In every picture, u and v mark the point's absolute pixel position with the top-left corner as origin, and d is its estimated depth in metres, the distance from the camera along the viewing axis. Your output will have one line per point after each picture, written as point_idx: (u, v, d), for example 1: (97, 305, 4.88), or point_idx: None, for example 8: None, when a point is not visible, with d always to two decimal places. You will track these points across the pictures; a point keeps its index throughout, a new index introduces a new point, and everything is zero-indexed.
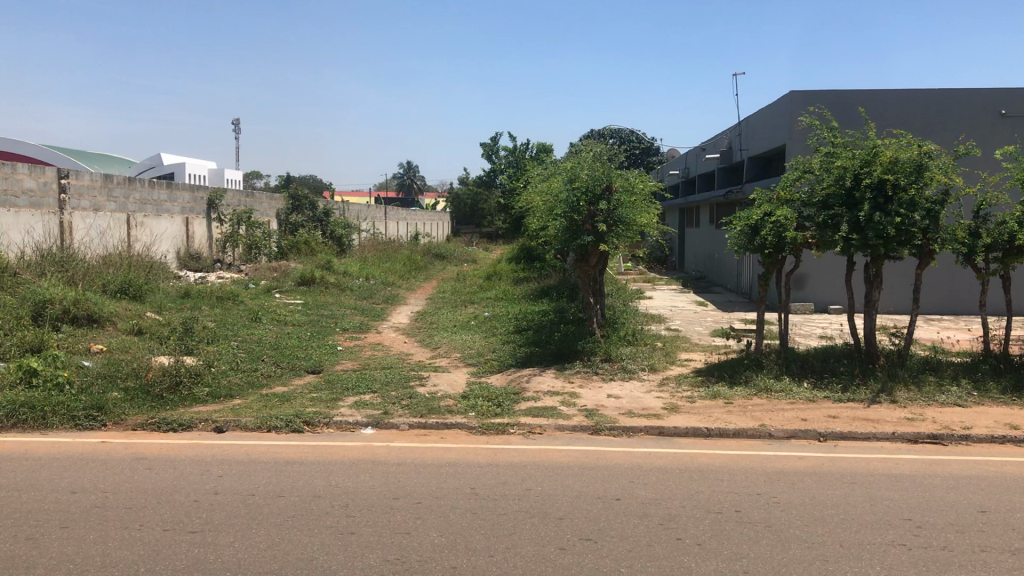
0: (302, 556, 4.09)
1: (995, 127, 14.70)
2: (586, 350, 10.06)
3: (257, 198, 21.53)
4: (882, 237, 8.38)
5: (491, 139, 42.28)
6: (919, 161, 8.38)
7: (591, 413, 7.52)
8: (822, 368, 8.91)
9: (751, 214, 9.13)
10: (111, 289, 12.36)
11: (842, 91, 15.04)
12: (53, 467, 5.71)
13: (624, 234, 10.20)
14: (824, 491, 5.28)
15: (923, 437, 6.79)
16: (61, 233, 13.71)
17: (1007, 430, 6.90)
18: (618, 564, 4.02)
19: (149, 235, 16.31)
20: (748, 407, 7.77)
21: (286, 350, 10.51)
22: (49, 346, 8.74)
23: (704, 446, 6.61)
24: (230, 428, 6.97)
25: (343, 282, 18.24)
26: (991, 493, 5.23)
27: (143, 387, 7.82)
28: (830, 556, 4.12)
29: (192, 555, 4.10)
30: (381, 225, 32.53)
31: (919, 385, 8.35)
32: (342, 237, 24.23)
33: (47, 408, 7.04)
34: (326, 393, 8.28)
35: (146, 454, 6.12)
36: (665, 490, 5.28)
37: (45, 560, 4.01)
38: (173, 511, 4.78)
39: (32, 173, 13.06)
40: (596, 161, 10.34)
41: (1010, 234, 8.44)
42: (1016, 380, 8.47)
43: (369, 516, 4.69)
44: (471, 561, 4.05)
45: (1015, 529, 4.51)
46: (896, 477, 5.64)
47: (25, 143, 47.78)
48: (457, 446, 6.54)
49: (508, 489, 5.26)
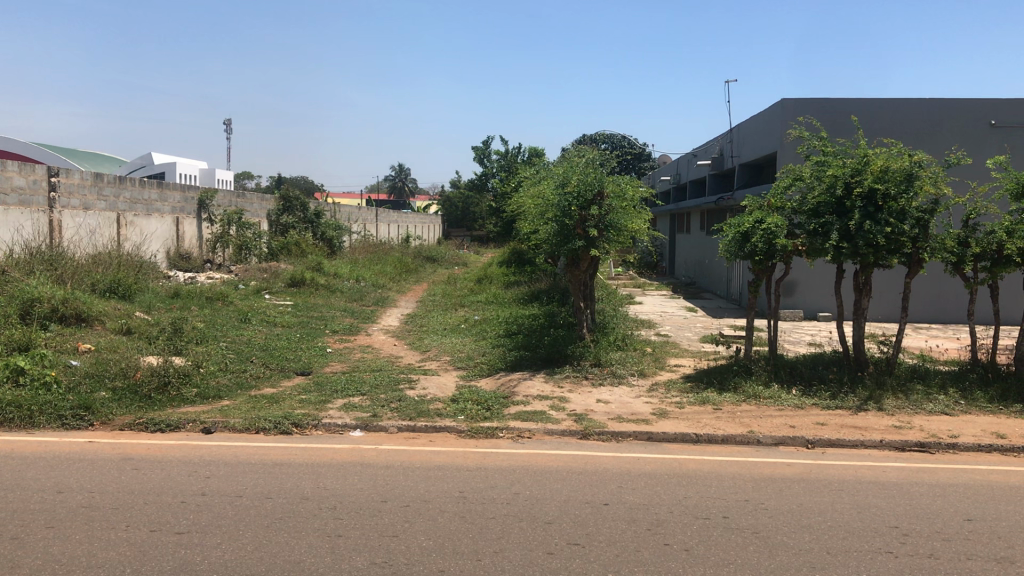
0: (288, 559, 4.07)
1: (984, 138, 14.90)
2: (576, 355, 10.10)
3: (249, 198, 21.45)
4: (871, 245, 8.45)
5: (483, 143, 40.82)
6: (909, 170, 8.46)
7: (581, 418, 7.54)
8: (810, 375, 8.96)
9: (743, 222, 9.15)
10: (99, 289, 12.31)
11: (833, 100, 15.16)
12: (39, 467, 5.65)
13: (615, 240, 10.23)
14: (811, 497, 5.33)
15: (911, 445, 6.86)
16: (50, 232, 13.59)
17: (993, 439, 6.96)
18: (606, 568, 4.04)
19: (138, 234, 16.22)
20: (737, 413, 7.82)
21: (275, 351, 10.48)
22: (37, 345, 8.66)
23: (692, 452, 6.65)
24: (218, 429, 6.95)
25: (333, 284, 18.25)
26: (975, 501, 5.30)
27: (132, 387, 7.78)
28: (816, 563, 4.15)
29: (178, 556, 4.09)
30: (372, 228, 32.62)
31: (907, 394, 8.43)
32: (333, 239, 24.51)
33: (34, 407, 7.00)
34: (315, 395, 8.28)
35: (133, 454, 6.09)
36: (652, 496, 5.29)
37: (29, 560, 3.98)
38: (161, 511, 4.76)
39: (21, 171, 12.94)
40: (588, 166, 10.39)
41: (999, 244, 8.41)
42: (1004, 388, 8.54)
43: (356, 519, 4.69)
44: (459, 564, 4.06)
45: (1001, 538, 4.56)
46: (883, 484, 5.70)
47: (12, 143, 47.67)
48: (446, 449, 6.56)
49: (497, 493, 5.27)
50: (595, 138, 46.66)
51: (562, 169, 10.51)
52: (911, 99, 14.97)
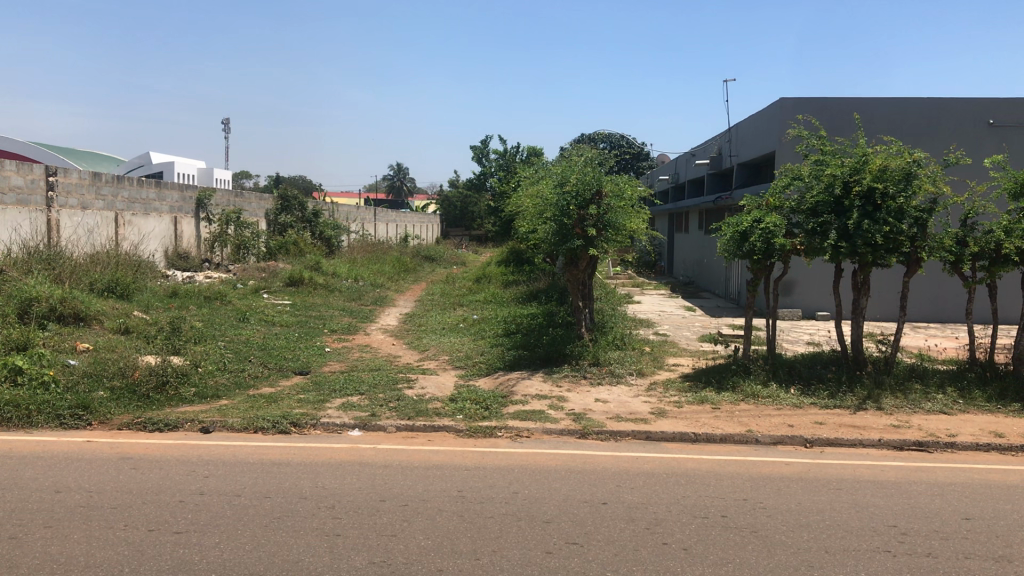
0: (286, 558, 4.07)
1: (982, 137, 14.91)
2: (574, 354, 10.11)
3: (247, 198, 21.43)
4: (870, 244, 8.45)
5: (481, 142, 40.89)
6: (907, 169, 8.48)
7: (579, 417, 7.54)
8: (808, 375, 8.96)
9: (741, 221, 9.16)
10: (97, 288, 12.29)
11: (831, 100, 15.19)
12: (37, 467, 5.64)
13: (613, 239, 10.22)
14: (810, 496, 5.34)
15: (909, 444, 6.86)
16: (48, 231, 13.56)
17: (991, 438, 6.97)
18: (604, 568, 4.04)
19: (136, 234, 16.20)
20: (735, 412, 7.83)
21: (274, 351, 10.45)
22: (34, 344, 8.64)
23: (691, 451, 6.65)
24: (216, 429, 6.94)
25: (331, 283, 18.25)
26: (974, 500, 5.30)
27: (130, 387, 7.77)
28: (815, 562, 4.15)
29: (177, 555, 4.08)
30: (370, 227, 32.65)
31: (906, 393, 8.44)
32: (331, 238, 24.51)
33: (32, 407, 6.98)
34: (313, 395, 8.25)
35: (131, 454, 6.07)
36: (651, 495, 5.29)
37: (27, 560, 3.97)
38: (159, 511, 4.75)
39: (20, 170, 12.91)
40: (586, 165, 10.39)
41: (997, 243, 8.43)
42: (1002, 387, 8.56)
43: (355, 518, 4.68)
44: (457, 564, 4.05)
45: (999, 536, 4.57)
46: (881, 483, 5.71)
47: (10, 142, 47.63)
48: (444, 448, 6.55)
49: (495, 492, 5.27)
50: (593, 137, 46.75)
51: (560, 168, 10.51)
52: (909, 98, 15.00)
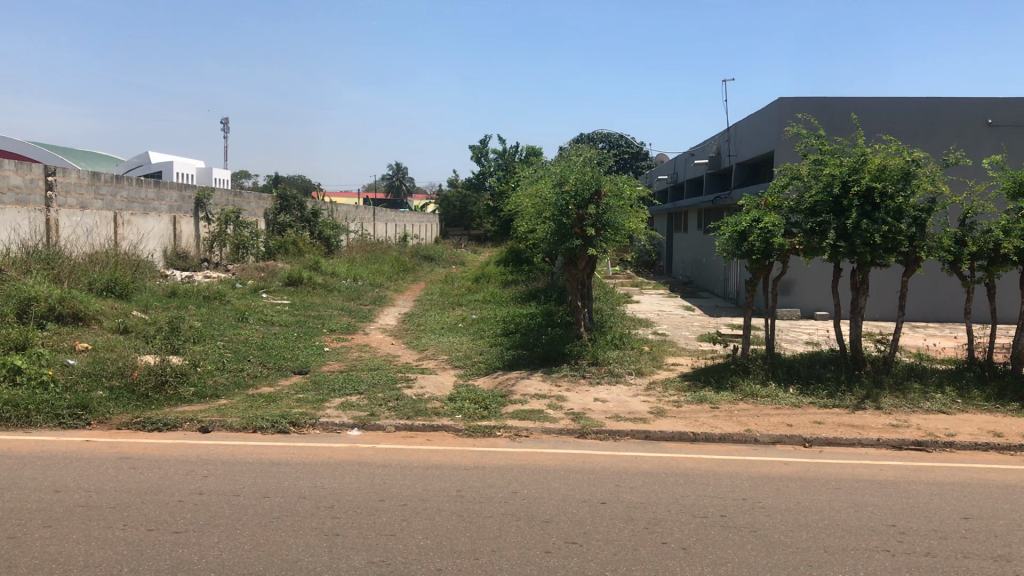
0: (285, 558, 4.07)
1: (981, 137, 14.94)
2: (573, 353, 10.11)
3: (246, 197, 21.43)
4: (869, 244, 8.46)
5: (479, 142, 40.92)
6: (905, 169, 8.49)
7: (578, 417, 7.54)
8: (807, 374, 8.96)
9: (740, 221, 9.15)
10: (96, 287, 12.27)
11: (830, 99, 15.21)
12: (35, 467, 5.63)
13: (612, 239, 10.22)
14: (809, 495, 5.34)
15: (908, 444, 6.87)
16: (47, 230, 13.55)
17: (990, 438, 6.98)
18: (603, 567, 4.04)
19: (135, 233, 16.19)
20: (735, 412, 7.83)
21: (273, 350, 10.45)
22: (33, 344, 8.63)
23: (690, 450, 6.66)
24: (215, 429, 6.94)
25: (330, 283, 18.25)
26: (973, 499, 5.31)
27: (129, 387, 7.76)
28: (814, 561, 4.16)
29: (176, 555, 4.08)
30: (370, 227, 32.67)
31: (905, 392, 8.44)
32: (330, 238, 24.50)
33: (31, 406, 6.97)
34: (312, 394, 8.24)
35: (130, 454, 6.07)
36: (650, 494, 5.30)
37: (26, 560, 3.96)
38: (158, 511, 4.75)
39: (19, 169, 12.90)
40: (585, 165, 10.38)
41: (995, 243, 8.45)
42: (1000, 387, 8.57)
43: (354, 518, 4.68)
44: (456, 563, 4.05)
45: (997, 535, 4.58)
46: (880, 483, 5.71)
47: (9, 142, 47.60)
48: (443, 448, 6.55)
49: (494, 492, 5.27)
50: (591, 138, 46.84)
51: (559, 167, 10.51)
52: (909, 98, 15.02)
